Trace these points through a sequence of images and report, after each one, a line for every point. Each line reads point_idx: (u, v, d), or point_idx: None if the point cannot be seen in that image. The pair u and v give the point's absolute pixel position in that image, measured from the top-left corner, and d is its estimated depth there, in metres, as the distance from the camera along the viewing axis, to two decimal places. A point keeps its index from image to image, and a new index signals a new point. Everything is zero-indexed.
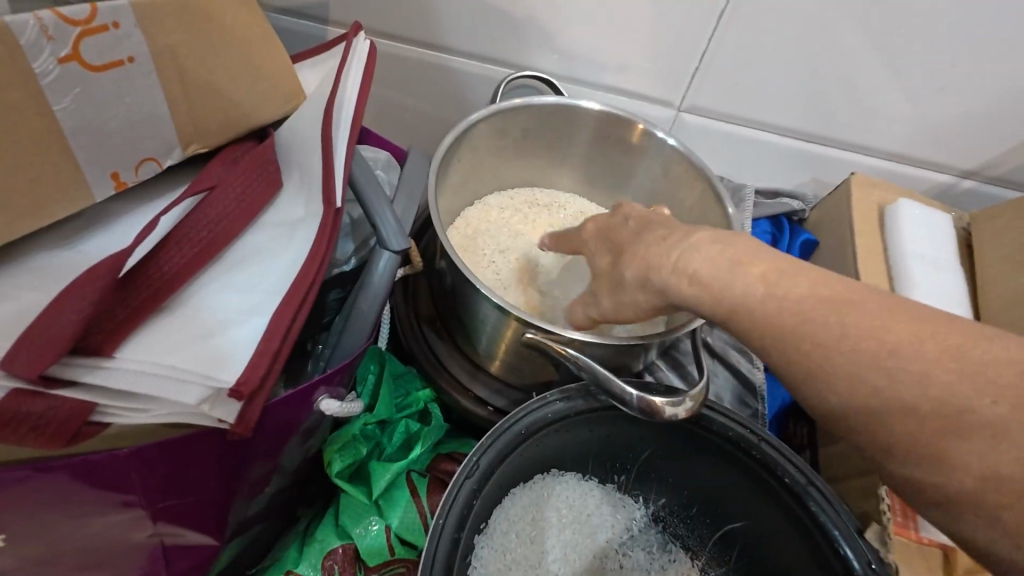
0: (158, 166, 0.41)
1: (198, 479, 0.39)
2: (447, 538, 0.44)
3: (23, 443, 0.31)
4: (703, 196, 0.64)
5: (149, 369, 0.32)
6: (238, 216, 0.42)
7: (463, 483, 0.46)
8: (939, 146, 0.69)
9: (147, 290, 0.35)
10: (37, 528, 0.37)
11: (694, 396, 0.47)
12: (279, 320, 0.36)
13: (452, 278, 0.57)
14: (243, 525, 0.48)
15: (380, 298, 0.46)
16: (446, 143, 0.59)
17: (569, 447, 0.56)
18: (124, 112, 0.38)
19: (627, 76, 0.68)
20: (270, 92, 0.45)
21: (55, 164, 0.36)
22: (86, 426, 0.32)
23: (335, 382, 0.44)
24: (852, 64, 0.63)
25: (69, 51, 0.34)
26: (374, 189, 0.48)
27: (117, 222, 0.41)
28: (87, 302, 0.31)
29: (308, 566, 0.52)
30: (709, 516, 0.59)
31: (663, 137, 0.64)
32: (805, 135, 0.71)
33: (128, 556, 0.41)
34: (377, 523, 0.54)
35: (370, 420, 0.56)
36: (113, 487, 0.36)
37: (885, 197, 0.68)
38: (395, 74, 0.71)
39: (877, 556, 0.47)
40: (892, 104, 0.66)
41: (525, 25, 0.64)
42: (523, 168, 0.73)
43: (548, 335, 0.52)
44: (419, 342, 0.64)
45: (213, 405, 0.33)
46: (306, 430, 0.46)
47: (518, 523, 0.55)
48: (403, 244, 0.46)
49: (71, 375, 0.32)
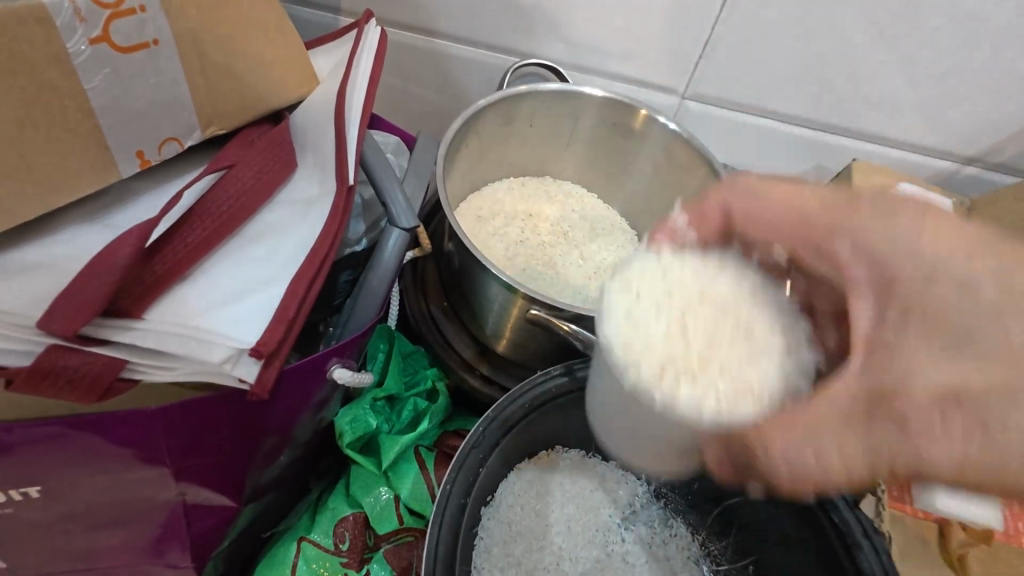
0: (179, 146, 0.43)
1: (218, 440, 0.41)
2: (453, 503, 0.46)
3: (59, 396, 0.33)
4: (705, 181, 0.66)
5: (175, 330, 0.35)
6: (256, 194, 0.44)
7: (469, 452, 0.48)
8: (940, 133, 0.70)
9: (171, 259, 0.37)
10: (67, 483, 0.39)
11: None
12: (295, 289, 0.38)
13: (460, 259, 0.60)
14: (258, 491, 0.50)
15: (390, 275, 0.48)
16: (453, 127, 0.60)
17: (572, 423, 0.58)
18: (148, 94, 0.40)
19: (632, 64, 0.69)
20: (283, 77, 0.46)
21: (85, 140, 0.38)
22: (117, 382, 0.34)
23: (347, 353, 0.46)
24: (855, 49, 0.64)
25: (100, 32, 0.36)
26: (385, 170, 0.50)
27: (142, 199, 0.43)
28: (117, 267, 0.33)
29: (321, 533, 0.54)
30: (710, 493, 0.60)
31: (664, 121, 0.65)
32: (807, 121, 0.72)
33: (151, 515, 0.44)
34: (387, 493, 0.56)
35: (379, 395, 0.59)
36: (138, 445, 0.38)
37: (886, 181, 0.68)
38: (405, 62, 0.73)
39: (871, 526, 0.49)
40: (894, 91, 0.67)
41: (531, 13, 0.66)
42: (530, 154, 0.74)
43: (551, 311, 0.54)
44: (427, 323, 0.66)
45: (235, 364, 0.35)
46: (320, 401, 0.49)
47: (523, 496, 0.57)
48: (412, 222, 0.48)
49: (102, 334, 0.34)
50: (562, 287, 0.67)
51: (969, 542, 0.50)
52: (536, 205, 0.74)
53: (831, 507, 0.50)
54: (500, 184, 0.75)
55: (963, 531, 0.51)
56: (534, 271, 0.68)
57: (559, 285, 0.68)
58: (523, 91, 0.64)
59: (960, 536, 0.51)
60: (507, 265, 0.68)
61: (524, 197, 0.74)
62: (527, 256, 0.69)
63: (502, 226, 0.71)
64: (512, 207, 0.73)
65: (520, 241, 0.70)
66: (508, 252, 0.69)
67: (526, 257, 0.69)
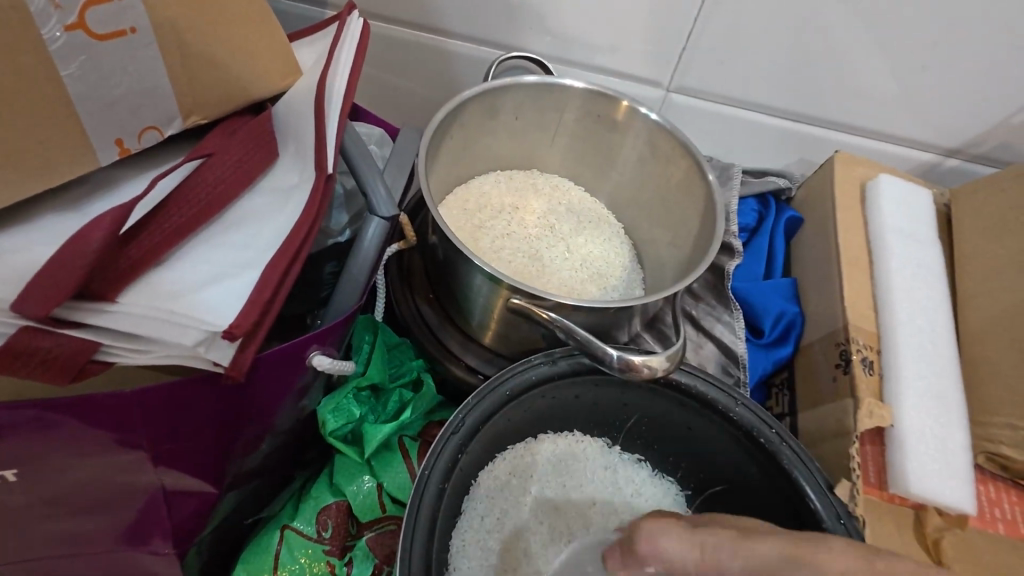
0: (159, 134, 0.44)
1: (196, 425, 0.41)
2: (432, 489, 0.46)
3: (32, 377, 0.34)
4: (688, 173, 0.66)
5: (149, 312, 0.35)
6: (235, 181, 0.44)
7: (448, 439, 0.48)
8: (923, 126, 0.71)
9: (147, 244, 0.38)
10: (45, 467, 0.40)
11: (670, 356, 0.50)
12: (271, 274, 0.38)
13: (443, 250, 0.60)
14: (240, 478, 0.50)
15: (370, 263, 0.48)
16: (436, 119, 0.60)
17: (555, 410, 0.59)
18: (126, 81, 0.40)
19: (616, 57, 0.69)
20: (264, 67, 0.47)
21: (62, 128, 0.39)
22: (91, 364, 0.35)
23: (327, 340, 0.46)
24: (836, 41, 0.64)
25: (75, 19, 0.36)
26: (365, 159, 0.50)
27: (120, 186, 0.43)
28: (90, 251, 0.34)
29: (304, 522, 0.55)
30: (696, 479, 0.63)
31: (646, 113, 0.66)
32: (791, 114, 0.72)
33: (131, 500, 0.44)
34: (370, 482, 0.56)
35: (362, 385, 0.58)
36: (115, 429, 0.39)
37: (868, 173, 0.69)
38: (392, 56, 0.73)
39: (846, 509, 0.49)
40: (875, 83, 0.67)
41: (515, 6, 0.66)
42: (517, 147, 0.75)
43: (532, 300, 0.54)
44: (415, 318, 0.66)
45: (208, 347, 0.36)
46: (301, 389, 0.49)
47: (503, 488, 0.59)
48: (392, 211, 0.48)
49: (76, 317, 0.34)
50: (549, 281, 0.68)
51: (944, 526, 0.52)
52: (525, 197, 0.74)
53: (807, 492, 0.50)
54: (484, 180, 0.74)
55: (939, 516, 0.52)
56: (520, 265, 0.68)
57: (546, 278, 0.68)
58: (506, 82, 0.64)
59: (936, 520, 0.52)
60: (492, 259, 0.68)
61: (510, 190, 0.74)
62: (513, 250, 0.69)
63: (489, 221, 0.71)
64: (498, 199, 0.73)
65: (505, 236, 0.70)
66: (493, 245, 0.69)
67: (513, 251, 0.69)
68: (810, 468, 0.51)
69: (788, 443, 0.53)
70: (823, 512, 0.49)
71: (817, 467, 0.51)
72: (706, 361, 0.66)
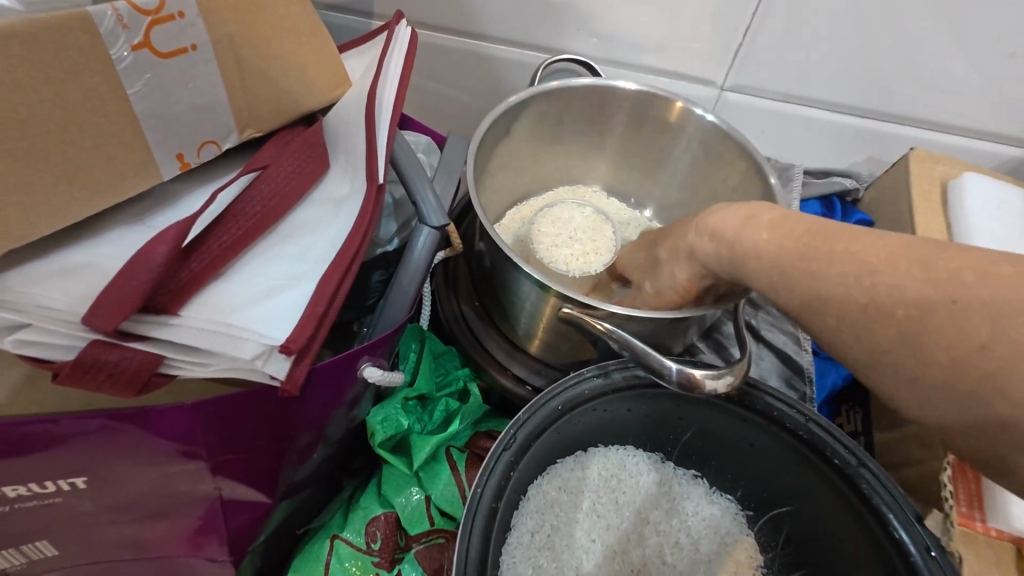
0: (217, 148, 0.44)
1: (251, 436, 0.42)
2: (484, 508, 0.45)
3: (101, 390, 0.35)
4: (745, 175, 0.63)
5: (210, 327, 0.36)
6: (289, 193, 0.44)
7: (500, 455, 0.47)
8: (1014, 119, 0.65)
9: (207, 258, 0.38)
10: (112, 475, 0.41)
11: (735, 370, 0.46)
12: (324, 287, 0.38)
13: (490, 259, 0.59)
14: (293, 488, 0.51)
15: (421, 272, 0.47)
16: (483, 127, 0.58)
17: (607, 424, 0.57)
18: (187, 97, 0.41)
19: (669, 56, 0.67)
20: (315, 80, 0.47)
21: (126, 145, 0.39)
22: (154, 377, 0.35)
23: (378, 352, 0.46)
24: (909, 36, 0.60)
25: (141, 39, 0.37)
26: (415, 170, 0.50)
27: (181, 200, 0.44)
28: (154, 265, 0.34)
29: (353, 532, 0.54)
30: (756, 502, 0.59)
31: (700, 114, 0.63)
32: (859, 110, 0.68)
33: (191, 507, 0.45)
34: (418, 494, 0.56)
35: (410, 394, 0.58)
36: (178, 439, 0.39)
37: (948, 171, 0.66)
38: (437, 65, 0.73)
39: (937, 541, 0.45)
40: (956, 75, 0.62)
41: (562, 9, 0.65)
42: (563, 156, 0.73)
43: (584, 310, 0.52)
44: (459, 322, 0.66)
45: (266, 361, 0.36)
46: (352, 400, 0.48)
47: (553, 504, 0.56)
48: (441, 220, 0.48)
49: (141, 330, 0.35)
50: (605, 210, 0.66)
51: None
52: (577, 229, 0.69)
53: (890, 521, 0.47)
54: (530, 192, 0.76)
55: None
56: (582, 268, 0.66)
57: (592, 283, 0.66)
58: (553, 88, 0.63)
59: None
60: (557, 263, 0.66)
61: (566, 222, 0.69)
62: (569, 254, 0.66)
63: (548, 235, 0.68)
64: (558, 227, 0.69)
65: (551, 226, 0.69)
66: (557, 252, 0.66)
67: (568, 254, 0.66)
68: (893, 494, 0.47)
69: (868, 466, 0.49)
70: (910, 543, 0.46)
71: (902, 494, 0.47)
72: (769, 375, 0.63)
